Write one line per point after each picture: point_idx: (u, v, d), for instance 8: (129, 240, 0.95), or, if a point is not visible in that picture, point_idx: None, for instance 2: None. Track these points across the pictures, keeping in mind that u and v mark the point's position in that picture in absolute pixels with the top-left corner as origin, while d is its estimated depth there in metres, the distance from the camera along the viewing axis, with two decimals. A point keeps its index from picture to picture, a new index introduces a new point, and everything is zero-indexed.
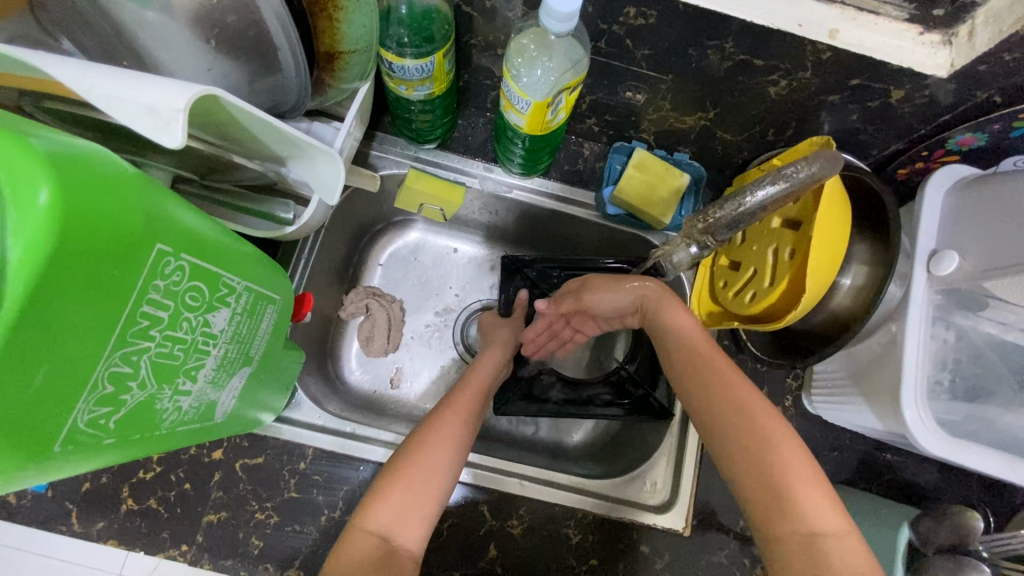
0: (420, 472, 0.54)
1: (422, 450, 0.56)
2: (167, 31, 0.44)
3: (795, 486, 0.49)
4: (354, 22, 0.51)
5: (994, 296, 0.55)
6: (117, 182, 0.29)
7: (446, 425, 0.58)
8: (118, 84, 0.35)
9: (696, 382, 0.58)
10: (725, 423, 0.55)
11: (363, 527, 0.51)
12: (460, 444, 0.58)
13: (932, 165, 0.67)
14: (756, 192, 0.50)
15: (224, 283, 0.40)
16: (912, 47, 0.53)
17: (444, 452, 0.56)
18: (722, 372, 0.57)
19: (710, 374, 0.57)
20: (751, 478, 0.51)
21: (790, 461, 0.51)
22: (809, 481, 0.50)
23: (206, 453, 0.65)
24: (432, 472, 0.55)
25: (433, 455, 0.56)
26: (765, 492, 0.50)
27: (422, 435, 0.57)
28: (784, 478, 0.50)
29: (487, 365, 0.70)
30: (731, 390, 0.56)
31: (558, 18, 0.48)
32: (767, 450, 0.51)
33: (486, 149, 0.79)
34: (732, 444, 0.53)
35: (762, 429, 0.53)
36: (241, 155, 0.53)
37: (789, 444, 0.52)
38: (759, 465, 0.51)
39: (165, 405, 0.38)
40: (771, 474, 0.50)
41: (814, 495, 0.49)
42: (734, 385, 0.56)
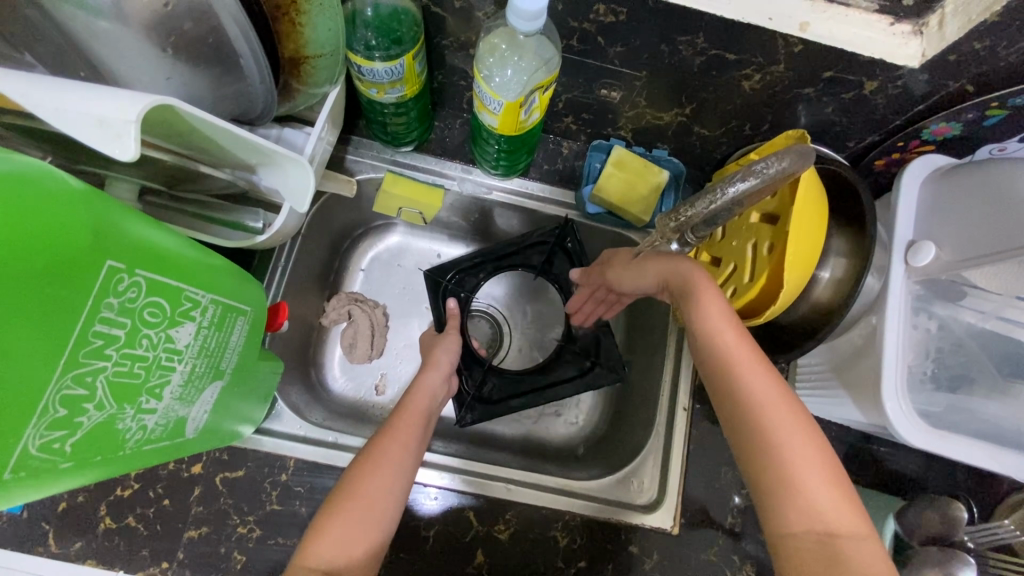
0: (362, 504, 0.53)
1: (364, 479, 0.55)
2: (122, 40, 0.43)
3: (808, 485, 0.49)
4: (318, 25, 0.50)
5: (972, 285, 0.55)
6: (59, 197, 0.29)
7: (389, 450, 0.57)
8: (66, 96, 0.34)
9: (720, 372, 0.55)
10: (741, 420, 0.52)
11: (306, 565, 0.49)
12: (402, 469, 0.57)
13: (909, 154, 0.67)
14: (727, 189, 0.49)
15: (187, 297, 0.39)
16: (884, 38, 0.52)
17: (386, 478, 0.55)
18: (745, 362, 0.54)
19: (734, 365, 0.54)
20: (769, 479, 0.50)
21: (810, 460, 0.50)
22: (826, 482, 0.49)
23: (185, 468, 0.64)
24: (375, 503, 0.54)
25: (374, 485, 0.54)
26: (784, 494, 0.49)
27: (365, 463, 0.56)
28: (804, 478, 0.49)
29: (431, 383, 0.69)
30: (755, 385, 0.53)
31: (526, 17, 0.48)
32: (789, 450, 0.50)
33: (464, 151, 0.79)
34: (756, 442, 0.51)
35: (778, 425, 0.51)
36: (207, 164, 0.52)
37: (810, 444, 0.50)
38: (775, 465, 0.50)
39: (128, 424, 0.37)
40: (785, 473, 0.49)
41: (833, 495, 0.49)
42: (758, 378, 0.53)
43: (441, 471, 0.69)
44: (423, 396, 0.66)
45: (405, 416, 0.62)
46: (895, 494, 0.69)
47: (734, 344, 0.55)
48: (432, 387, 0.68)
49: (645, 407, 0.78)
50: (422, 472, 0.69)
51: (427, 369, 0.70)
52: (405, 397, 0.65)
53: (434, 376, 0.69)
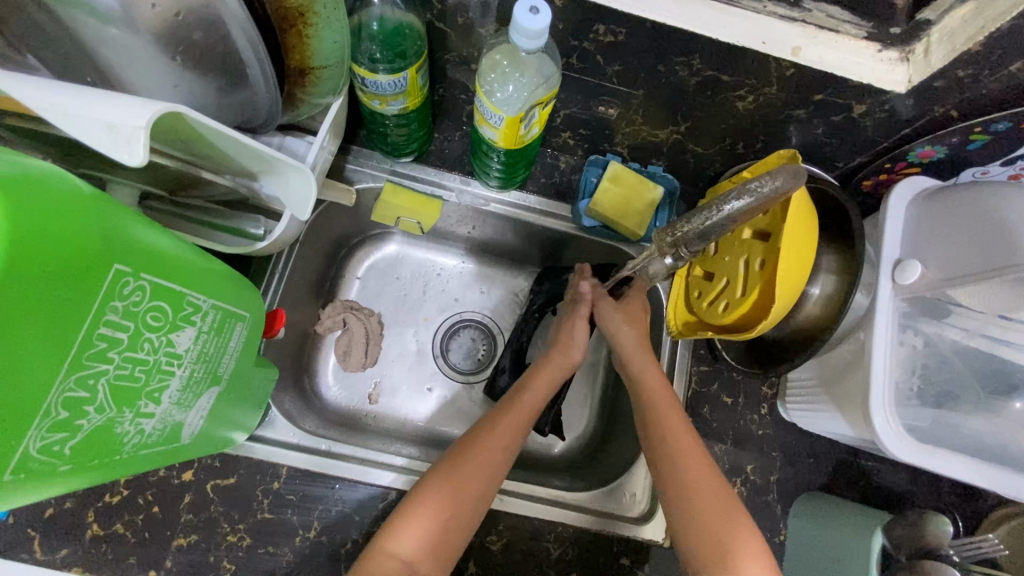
0: (450, 500, 0.58)
1: (437, 496, 0.58)
2: (131, 47, 0.43)
3: (732, 543, 0.55)
4: (324, 39, 0.51)
5: (959, 304, 0.56)
6: (71, 201, 0.29)
7: (475, 463, 0.61)
8: (78, 101, 0.35)
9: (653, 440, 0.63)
10: (669, 478, 0.60)
11: (386, 550, 0.55)
12: (491, 473, 0.61)
13: (896, 176, 0.69)
14: (722, 207, 0.50)
15: (189, 302, 0.39)
16: (872, 64, 0.54)
17: (485, 470, 0.60)
18: (675, 431, 0.62)
19: (662, 432, 0.62)
20: (694, 535, 0.56)
21: (728, 517, 0.56)
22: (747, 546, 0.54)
23: (175, 475, 0.63)
24: (463, 500, 0.58)
25: (463, 483, 0.59)
26: (704, 549, 0.55)
27: (444, 481, 0.59)
28: (725, 539, 0.55)
29: (546, 381, 0.71)
30: (683, 453, 0.60)
31: (528, 35, 0.49)
32: (706, 515, 0.56)
33: (463, 163, 0.80)
34: (679, 503, 0.58)
35: (699, 483, 0.58)
36: (210, 171, 0.52)
37: (728, 505, 0.57)
38: (697, 518, 0.57)
39: (125, 429, 0.37)
40: (705, 527, 0.56)
41: (747, 552, 0.54)
42: (686, 449, 0.61)
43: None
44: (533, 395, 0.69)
45: (515, 413, 0.66)
46: (881, 507, 0.70)
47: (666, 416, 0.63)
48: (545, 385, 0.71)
49: None
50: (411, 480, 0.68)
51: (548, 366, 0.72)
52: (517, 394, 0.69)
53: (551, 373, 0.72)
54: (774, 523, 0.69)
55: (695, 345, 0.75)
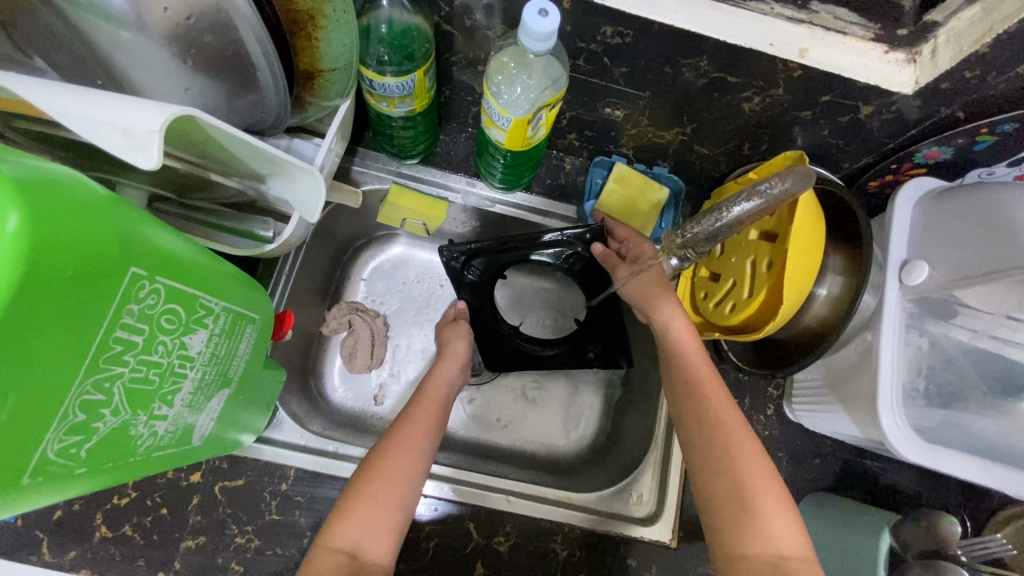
0: (384, 485, 0.56)
1: (372, 484, 0.56)
2: (143, 50, 0.43)
3: (765, 507, 0.52)
4: (333, 41, 0.51)
5: (964, 305, 0.56)
6: (90, 206, 0.29)
7: (400, 447, 0.59)
8: (92, 105, 0.35)
9: (686, 397, 0.60)
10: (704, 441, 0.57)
11: (330, 546, 0.52)
12: (420, 453, 0.60)
13: (903, 177, 0.69)
14: (731, 208, 0.51)
15: (201, 305, 0.39)
16: (879, 65, 0.54)
17: (408, 456, 0.59)
18: (711, 390, 0.59)
19: (693, 394, 0.60)
20: (726, 497, 0.54)
21: (763, 479, 0.54)
22: (775, 500, 0.52)
23: (183, 477, 0.63)
24: (396, 485, 0.57)
25: (392, 469, 0.57)
26: (737, 512, 0.53)
27: (371, 472, 0.57)
28: (756, 500, 0.52)
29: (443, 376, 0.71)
30: (717, 417, 0.57)
31: (537, 37, 0.49)
32: (741, 469, 0.54)
33: (469, 164, 0.80)
34: (709, 458, 0.56)
35: (734, 450, 0.55)
36: (220, 174, 0.53)
37: (760, 467, 0.54)
38: (731, 483, 0.54)
39: (139, 431, 0.37)
40: (737, 490, 0.53)
41: (781, 516, 0.52)
42: (719, 405, 0.58)
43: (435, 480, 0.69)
44: (438, 389, 0.69)
45: (424, 407, 0.65)
46: (887, 508, 0.70)
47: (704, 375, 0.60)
48: (444, 381, 0.71)
49: (645, 421, 0.78)
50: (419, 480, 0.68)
51: (443, 361, 0.73)
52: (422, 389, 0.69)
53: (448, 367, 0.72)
54: None
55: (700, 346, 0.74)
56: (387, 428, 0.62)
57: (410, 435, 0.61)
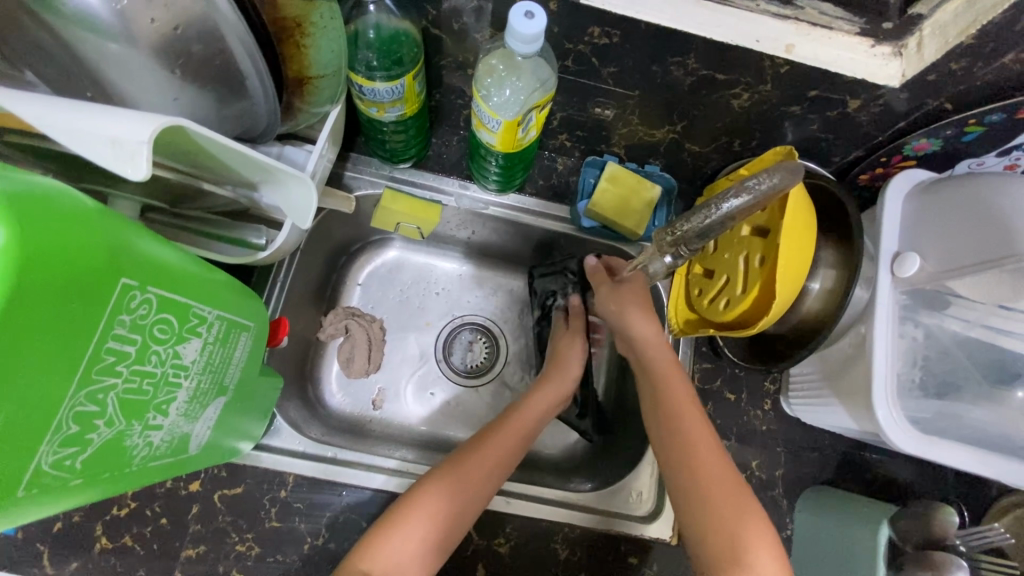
0: (423, 527, 0.56)
1: (411, 517, 0.57)
2: (131, 62, 0.43)
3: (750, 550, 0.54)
4: (322, 48, 0.51)
5: (958, 295, 0.56)
6: (76, 217, 0.29)
7: (453, 487, 0.59)
8: (78, 117, 0.35)
9: (670, 444, 0.61)
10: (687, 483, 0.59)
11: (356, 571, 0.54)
12: (472, 497, 0.60)
13: (893, 169, 0.69)
14: (720, 205, 0.51)
15: (194, 313, 0.39)
16: (866, 59, 0.55)
17: (459, 498, 0.59)
18: (691, 424, 0.61)
19: (679, 437, 0.61)
20: (712, 540, 0.56)
21: (749, 520, 0.55)
22: (756, 533, 0.55)
23: (183, 486, 0.63)
24: (434, 529, 0.57)
25: (433, 512, 0.57)
26: (725, 554, 0.54)
27: (411, 507, 0.57)
28: (742, 541, 0.54)
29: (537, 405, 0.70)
30: (702, 457, 0.59)
31: (525, 40, 0.49)
32: (721, 510, 0.56)
33: (462, 167, 0.80)
34: (692, 502, 0.58)
35: (716, 494, 0.57)
36: (210, 182, 0.53)
37: (745, 509, 0.56)
38: (716, 526, 0.56)
39: (134, 441, 0.37)
40: (723, 533, 0.55)
41: (764, 556, 0.53)
42: (700, 439, 0.60)
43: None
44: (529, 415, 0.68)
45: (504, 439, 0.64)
46: (886, 499, 0.71)
47: (684, 409, 0.62)
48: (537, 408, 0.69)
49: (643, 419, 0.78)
50: None
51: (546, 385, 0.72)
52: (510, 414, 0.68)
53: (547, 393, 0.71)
54: (780, 518, 0.70)
55: (696, 343, 0.75)
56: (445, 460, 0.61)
57: (469, 474, 0.60)
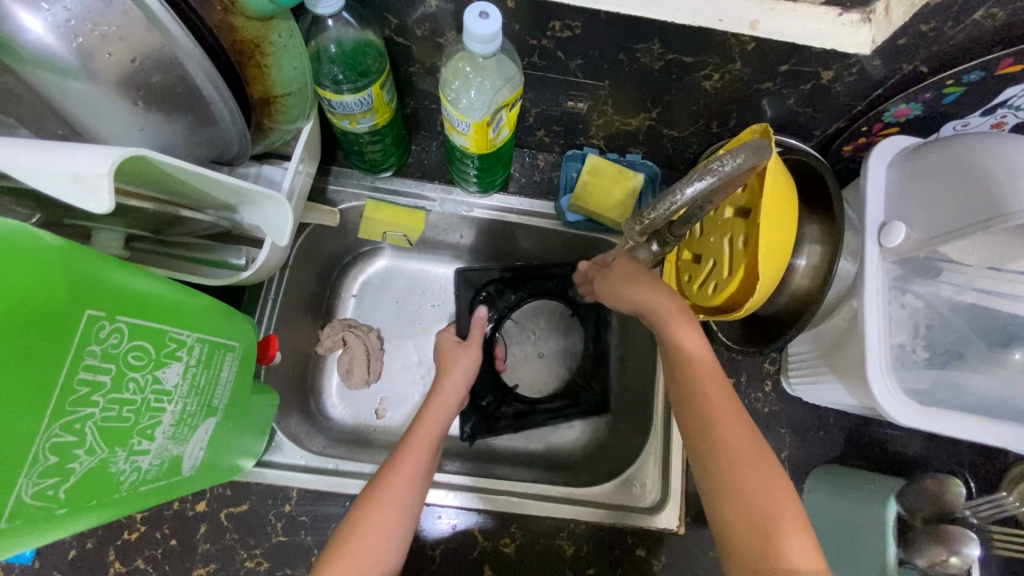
0: (370, 538, 0.54)
1: (352, 546, 0.54)
2: (93, 98, 0.44)
3: (782, 531, 0.51)
4: (284, 65, 0.52)
5: (946, 259, 0.55)
6: (34, 254, 0.30)
7: (391, 494, 0.57)
8: (41, 156, 0.36)
9: (697, 430, 0.58)
10: (718, 468, 0.55)
11: None
12: (410, 502, 0.58)
13: (875, 138, 0.68)
14: (685, 190, 0.49)
15: (171, 338, 0.40)
16: (833, 28, 0.54)
17: (403, 501, 0.57)
18: (722, 415, 0.57)
19: (707, 423, 0.57)
20: (742, 525, 0.53)
21: (777, 502, 0.53)
22: (793, 522, 0.52)
23: (189, 506, 0.64)
24: (382, 538, 0.55)
25: (378, 522, 0.55)
26: (758, 540, 0.51)
27: (348, 537, 0.54)
28: (770, 526, 0.51)
29: (437, 410, 0.68)
30: (731, 441, 0.56)
31: (482, 40, 0.49)
32: (749, 495, 0.53)
33: (443, 171, 0.80)
34: (716, 484, 0.55)
35: (742, 478, 0.54)
36: (189, 208, 0.54)
37: (775, 490, 0.53)
38: (745, 511, 0.53)
39: (121, 467, 0.38)
40: (755, 516, 0.52)
41: (799, 538, 0.50)
42: (730, 429, 0.57)
43: (457, 492, 0.69)
44: (431, 422, 0.66)
45: (414, 447, 0.62)
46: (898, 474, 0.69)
47: (712, 394, 0.58)
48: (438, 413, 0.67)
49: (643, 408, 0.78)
50: (433, 493, 0.69)
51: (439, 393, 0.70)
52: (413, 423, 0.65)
53: (443, 401, 0.69)
54: None
55: None
56: (379, 469, 0.60)
57: (400, 479, 0.59)
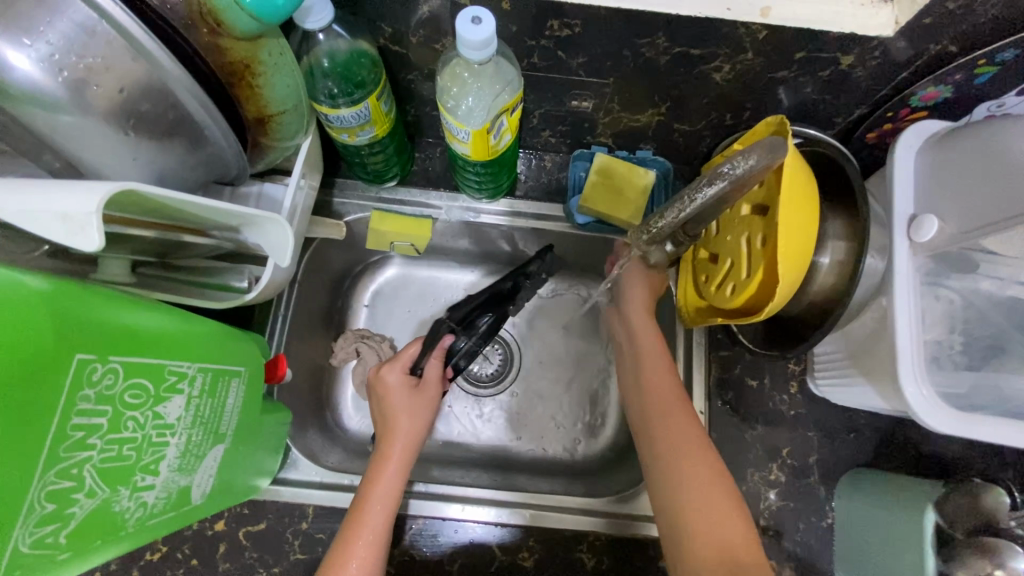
0: None
1: None
2: (84, 130, 0.43)
3: (716, 520, 0.53)
4: (277, 84, 0.51)
5: (986, 253, 0.52)
6: (17, 303, 0.29)
7: None
8: (30, 196, 0.36)
9: (647, 426, 0.61)
10: (662, 462, 0.58)
11: None
12: None
13: (902, 124, 0.64)
14: (696, 194, 0.49)
15: (171, 372, 0.40)
16: (852, 10, 0.50)
17: None
18: (673, 415, 0.60)
19: (656, 420, 0.60)
20: (679, 511, 0.55)
21: (714, 491, 0.54)
22: (728, 510, 0.53)
23: (208, 526, 0.65)
24: None
25: None
26: (693, 527, 0.53)
27: None
28: (706, 513, 0.53)
29: (388, 480, 0.61)
30: (676, 436, 0.58)
31: (474, 46, 0.47)
32: (687, 483, 0.55)
33: (448, 178, 0.79)
34: (660, 476, 0.57)
35: (684, 470, 0.56)
36: (192, 233, 0.53)
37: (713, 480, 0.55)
38: (683, 497, 0.55)
39: (124, 505, 0.37)
40: (692, 504, 0.54)
41: (733, 526, 0.52)
42: (678, 426, 0.59)
43: (488, 506, 0.68)
44: (382, 497, 0.60)
45: (365, 535, 0.57)
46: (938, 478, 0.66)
47: (664, 397, 0.61)
48: (391, 485, 0.61)
49: None
50: (468, 506, 0.68)
51: (387, 457, 0.63)
52: (362, 500, 0.60)
53: (394, 467, 0.62)
54: (820, 508, 0.66)
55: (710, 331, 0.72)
56: (329, 560, 0.56)
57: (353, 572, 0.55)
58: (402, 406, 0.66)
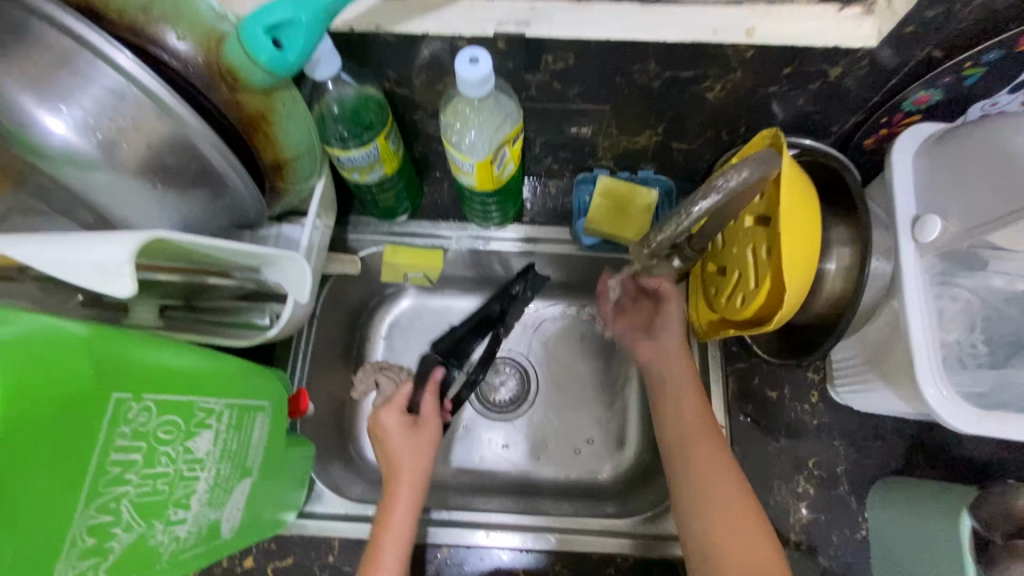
0: None
1: None
2: (116, 184, 0.46)
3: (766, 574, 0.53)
4: (291, 130, 0.54)
5: (994, 246, 0.53)
6: (62, 347, 0.31)
7: None
8: (64, 248, 0.38)
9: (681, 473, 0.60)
10: (700, 515, 0.57)
11: None
12: None
13: (898, 129, 0.65)
14: (691, 208, 0.51)
15: (200, 408, 0.41)
16: (835, 24, 0.52)
17: None
18: (707, 459, 0.59)
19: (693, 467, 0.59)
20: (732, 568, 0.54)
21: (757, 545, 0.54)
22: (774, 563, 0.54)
23: (238, 562, 0.66)
24: None
25: None
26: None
27: None
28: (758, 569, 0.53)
29: (396, 521, 0.60)
30: (715, 484, 0.58)
31: (474, 85, 0.50)
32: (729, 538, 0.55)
33: (457, 209, 0.81)
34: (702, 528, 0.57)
35: (728, 524, 0.56)
36: (216, 275, 0.56)
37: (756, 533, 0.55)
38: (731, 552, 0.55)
39: (159, 539, 0.39)
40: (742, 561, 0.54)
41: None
42: (717, 473, 0.58)
43: (514, 532, 0.68)
44: (394, 539, 0.59)
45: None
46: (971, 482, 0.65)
47: (700, 444, 0.60)
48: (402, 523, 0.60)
49: None
50: (501, 534, 0.68)
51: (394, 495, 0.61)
52: (375, 542, 0.59)
53: (402, 506, 0.61)
54: (852, 518, 0.65)
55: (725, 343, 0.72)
56: None
57: None
58: (406, 446, 0.63)
